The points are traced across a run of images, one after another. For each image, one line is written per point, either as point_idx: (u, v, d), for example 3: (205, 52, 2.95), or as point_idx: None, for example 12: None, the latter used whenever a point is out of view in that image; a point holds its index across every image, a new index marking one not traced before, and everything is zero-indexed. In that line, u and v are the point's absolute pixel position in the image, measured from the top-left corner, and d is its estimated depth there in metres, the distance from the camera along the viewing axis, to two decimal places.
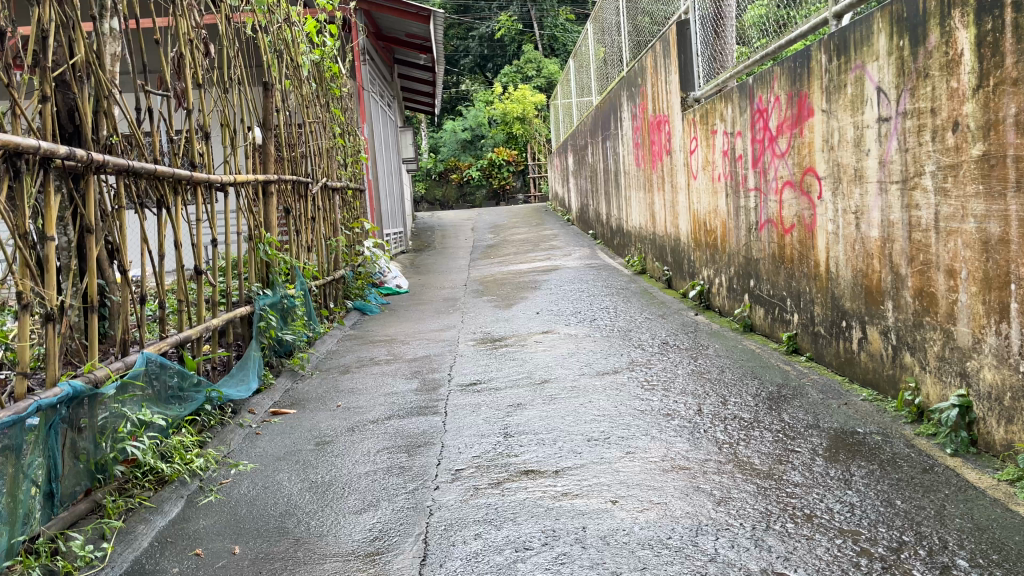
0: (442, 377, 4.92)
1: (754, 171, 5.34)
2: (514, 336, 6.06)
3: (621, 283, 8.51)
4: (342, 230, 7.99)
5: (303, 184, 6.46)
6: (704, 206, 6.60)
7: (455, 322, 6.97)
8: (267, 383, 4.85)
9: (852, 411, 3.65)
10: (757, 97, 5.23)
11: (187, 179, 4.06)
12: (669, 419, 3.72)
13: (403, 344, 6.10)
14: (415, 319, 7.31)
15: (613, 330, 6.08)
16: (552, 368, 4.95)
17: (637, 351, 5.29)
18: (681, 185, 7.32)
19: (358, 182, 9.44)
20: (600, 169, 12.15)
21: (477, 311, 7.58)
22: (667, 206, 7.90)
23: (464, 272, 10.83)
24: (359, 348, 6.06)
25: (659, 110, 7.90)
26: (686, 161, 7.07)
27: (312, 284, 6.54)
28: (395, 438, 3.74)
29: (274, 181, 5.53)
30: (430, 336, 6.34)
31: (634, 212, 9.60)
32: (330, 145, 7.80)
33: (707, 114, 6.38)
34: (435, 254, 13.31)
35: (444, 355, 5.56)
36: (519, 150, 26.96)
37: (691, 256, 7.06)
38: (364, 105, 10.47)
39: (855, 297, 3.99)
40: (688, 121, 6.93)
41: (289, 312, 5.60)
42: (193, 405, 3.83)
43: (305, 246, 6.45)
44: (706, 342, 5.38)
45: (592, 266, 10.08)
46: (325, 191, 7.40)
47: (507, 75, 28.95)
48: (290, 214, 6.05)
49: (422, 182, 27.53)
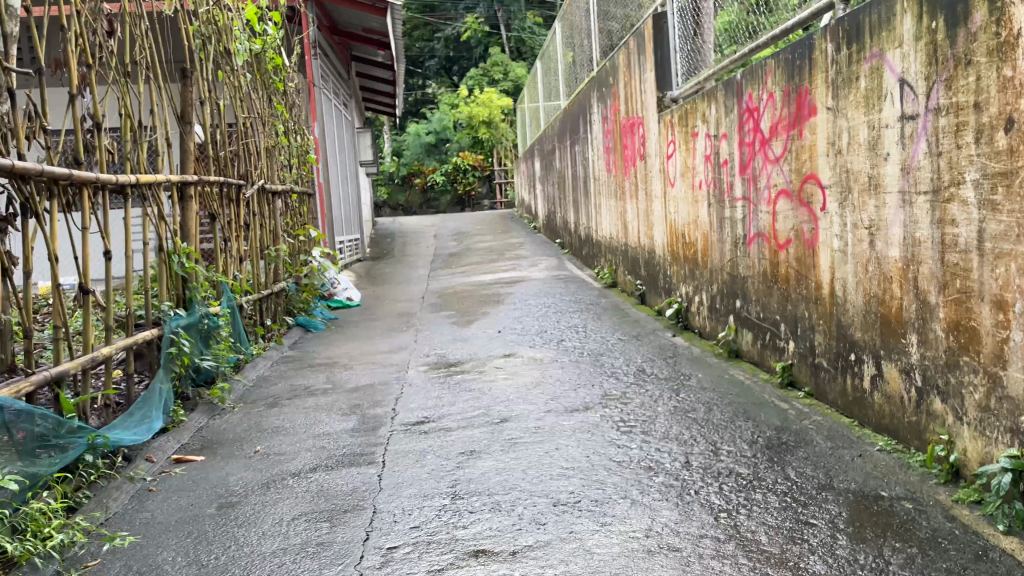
0: (385, 413, 4.23)
1: (741, 179, 4.75)
2: (472, 360, 5.38)
3: (591, 298, 7.91)
4: (284, 238, 7.27)
5: (235, 187, 5.74)
6: (682, 216, 6.00)
7: (407, 342, 6.27)
8: (176, 421, 4.12)
9: (870, 467, 3.04)
10: (745, 95, 4.65)
11: (68, 179, 3.33)
12: (652, 474, 3.08)
13: (346, 369, 5.38)
14: (363, 338, 6.59)
15: (583, 354, 5.43)
16: (513, 402, 4.29)
17: (610, 380, 4.65)
18: (656, 194, 6.72)
19: (307, 186, 8.71)
20: (569, 176, 11.54)
21: (434, 329, 6.88)
22: (641, 216, 7.31)
23: (423, 283, 10.13)
24: (295, 374, 5.34)
25: (632, 111, 7.30)
26: (662, 167, 6.48)
27: (245, 299, 5.81)
28: (318, 499, 3.04)
29: (195, 183, 4.80)
30: (378, 359, 5.63)
31: (605, 222, 8.99)
32: (272, 144, 7.07)
33: (686, 115, 5.79)
34: (393, 262, 12.60)
35: (391, 383, 4.87)
36: (485, 156, 26.31)
37: (668, 270, 6.46)
38: (315, 103, 9.76)
39: (867, 327, 3.40)
40: (665, 123, 6.34)
41: (209, 334, 4.86)
42: (67, 458, 3.10)
43: (236, 257, 5.72)
44: (687, 370, 4.77)
45: (560, 278, 9.47)
46: (264, 195, 6.66)
47: (474, 79, 28.32)
48: (217, 220, 5.32)
49: (385, 187, 26.76)
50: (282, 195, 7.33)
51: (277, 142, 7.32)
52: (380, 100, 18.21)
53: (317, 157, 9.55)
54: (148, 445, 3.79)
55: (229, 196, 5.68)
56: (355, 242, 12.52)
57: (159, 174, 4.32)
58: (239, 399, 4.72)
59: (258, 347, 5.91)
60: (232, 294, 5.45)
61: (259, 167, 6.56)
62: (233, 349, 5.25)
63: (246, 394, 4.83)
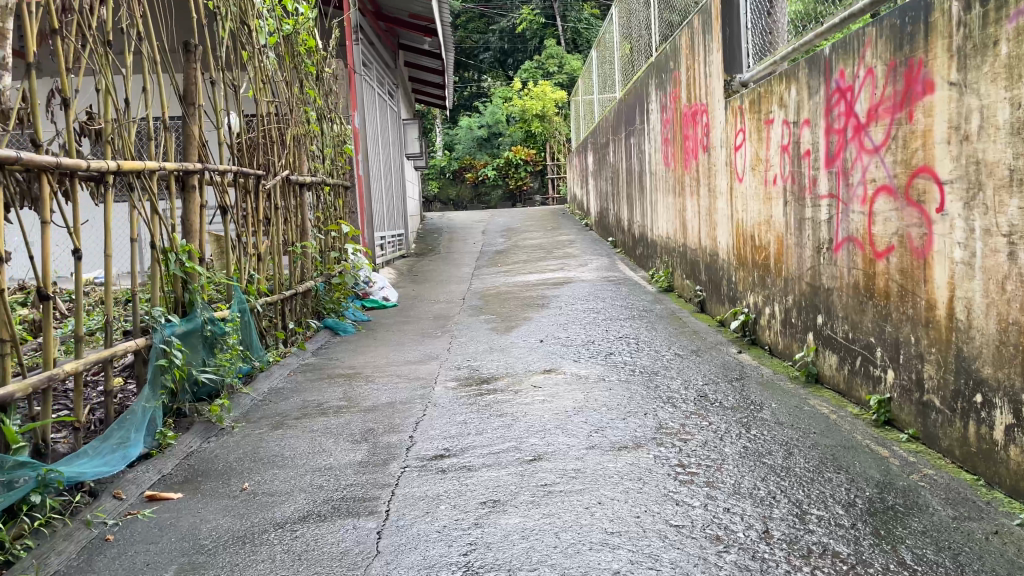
0: (401, 441, 3.63)
1: (828, 172, 4.01)
2: (507, 376, 4.75)
3: (644, 304, 7.21)
4: (313, 233, 6.75)
5: (251, 177, 5.22)
6: (751, 216, 5.26)
7: (439, 352, 5.66)
8: (162, 445, 3.59)
9: (1013, 552, 2.32)
10: (835, 72, 3.90)
11: (18, 163, 2.79)
12: (721, 549, 2.40)
13: (366, 382, 4.80)
14: (392, 344, 6.01)
15: (635, 373, 4.75)
16: (550, 432, 3.64)
17: (667, 407, 3.97)
18: (721, 190, 5.98)
19: (342, 178, 8.18)
20: (623, 170, 10.83)
21: (470, 335, 6.26)
22: (702, 215, 6.57)
23: (465, 282, 9.52)
24: (310, 387, 4.78)
25: (695, 98, 6.57)
26: (728, 160, 5.74)
27: (260, 301, 5.30)
28: (298, 565, 2.44)
29: (198, 171, 4.28)
30: (404, 371, 5.04)
31: (661, 220, 8.26)
32: (302, 132, 6.55)
33: (759, 100, 5.05)
34: (436, 259, 12.02)
35: (413, 402, 4.27)
36: (538, 150, 25.61)
37: (732, 275, 5.73)
38: (356, 90, 9.26)
39: (1002, 363, 2.66)
40: (733, 110, 5.60)
41: (213, 343, 4.33)
42: (6, 499, 2.55)
43: (251, 254, 5.21)
44: (758, 397, 4.06)
45: (611, 280, 8.79)
46: (289, 187, 6.14)
47: (528, 71, 27.64)
48: (228, 214, 4.80)
49: (434, 181, 26.27)
50: (312, 187, 6.80)
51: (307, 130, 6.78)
52: (429, 91, 17.67)
53: (355, 148, 9.04)
54: (121, 477, 3.26)
55: (244, 187, 5.16)
56: (398, 237, 11.99)
57: (152, 160, 3.79)
58: (241, 416, 4.19)
59: (275, 354, 5.39)
60: (244, 297, 4.92)
61: (284, 156, 6.04)
62: (242, 357, 4.70)
63: (251, 410, 4.29)
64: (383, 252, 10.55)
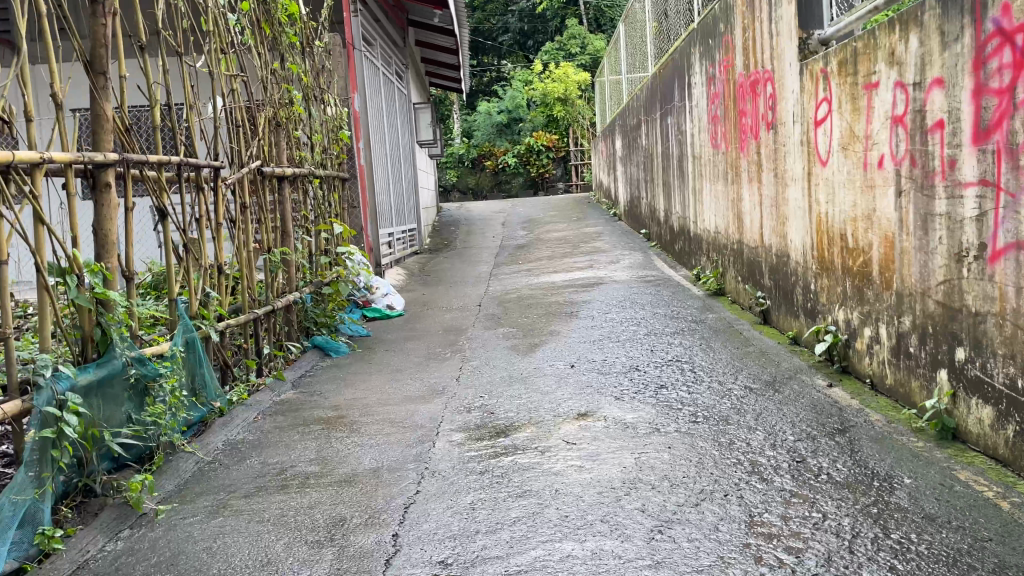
0: (381, 545, 2.54)
1: (981, 149, 2.85)
2: (530, 425, 3.64)
3: (692, 312, 6.07)
4: (297, 235, 5.69)
5: (204, 169, 4.15)
6: (842, 208, 4.11)
7: (445, 383, 4.56)
8: (47, 552, 2.59)
9: None
10: (993, 7, 2.74)
11: None
12: None
13: (348, 434, 3.71)
14: (389, 371, 4.91)
15: (698, 418, 3.62)
16: (594, 530, 2.53)
17: (755, 483, 2.84)
18: (794, 176, 4.81)
19: (337, 169, 7.10)
20: (657, 155, 9.64)
21: (485, 358, 5.15)
22: (765, 206, 5.41)
23: (482, 284, 8.41)
24: (276, 440, 3.71)
25: (757, 62, 5.38)
26: (805, 138, 4.57)
27: (221, 325, 4.24)
28: None
29: (112, 162, 3.22)
30: (398, 415, 3.94)
31: (708, 212, 7.10)
32: (281, 115, 5.47)
33: (855, 59, 3.88)
34: (452, 256, 10.93)
35: (405, 471, 3.18)
36: (561, 136, 24.37)
37: (812, 283, 4.57)
38: (356, 69, 8.18)
39: None
40: (812, 74, 4.42)
41: (140, 390, 3.27)
42: None
43: (205, 266, 4.16)
44: (881, 466, 2.92)
45: (648, 281, 7.66)
46: (262, 180, 5.07)
47: (549, 53, 26.38)
48: (168, 217, 3.74)
49: (453, 169, 25.10)
50: (295, 181, 5.72)
51: (290, 112, 5.70)
52: (445, 74, 16.55)
53: (354, 133, 7.94)
54: None
55: (195, 182, 4.09)
56: (409, 231, 10.94)
57: (31, 150, 2.74)
58: (174, 492, 3.15)
59: (241, 391, 4.33)
60: (192, 324, 3.86)
61: (256, 142, 4.96)
62: (185, 404, 3.65)
63: (191, 482, 3.24)
64: (391, 250, 9.50)
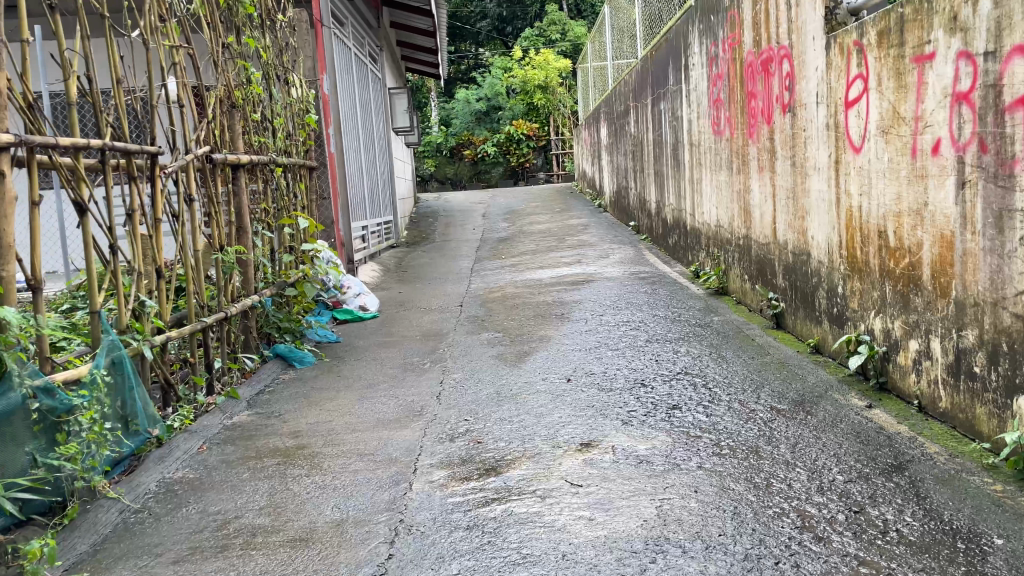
0: None
1: None
2: (525, 459, 3.06)
3: (695, 315, 5.54)
4: (256, 231, 5.07)
5: (137, 155, 3.52)
6: (880, 200, 3.57)
7: (424, 401, 3.98)
8: None
9: None
10: None
11: None
12: None
13: (307, 471, 3.11)
14: (360, 387, 4.33)
15: (723, 449, 3.07)
16: None
17: (810, 545, 2.29)
18: (816, 165, 4.27)
19: (304, 157, 6.46)
20: (648, 142, 9.10)
21: (469, 369, 4.57)
22: (779, 198, 4.88)
23: (463, 282, 7.83)
24: (221, 479, 3.10)
25: (771, 36, 4.82)
26: (832, 121, 4.03)
27: (160, 338, 3.62)
28: None
29: (6, 145, 2.59)
30: (368, 445, 3.35)
31: (708, 204, 6.56)
32: (237, 96, 4.84)
33: (900, 27, 3.33)
34: (429, 250, 10.31)
35: (375, 525, 2.60)
36: (541, 124, 23.84)
37: (839, 285, 4.04)
38: (324, 47, 7.53)
39: None
40: (841, 48, 3.87)
41: (50, 426, 2.66)
42: None
43: (139, 270, 3.53)
44: (960, 521, 2.39)
45: (641, 278, 7.12)
46: (213, 169, 4.44)
47: (528, 39, 25.77)
48: (89, 213, 3.12)
49: (430, 159, 24.37)
50: (254, 170, 5.09)
51: (248, 92, 5.07)
52: (422, 59, 15.85)
53: (324, 118, 7.30)
54: None
55: (126, 171, 3.46)
56: (384, 223, 10.30)
57: None
58: (85, 559, 2.54)
59: (185, 415, 3.70)
60: (120, 340, 3.24)
61: (204, 125, 4.33)
62: (111, 439, 3.03)
63: (110, 544, 2.63)
64: (365, 244, 8.88)
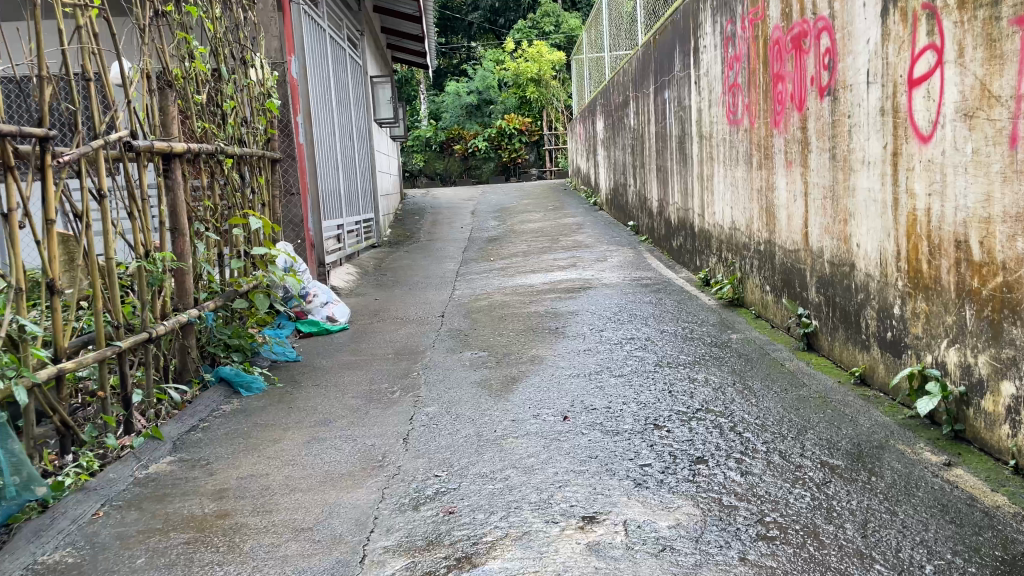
0: None
1: None
2: (512, 542, 2.32)
3: (709, 332, 4.80)
4: (198, 232, 4.29)
5: (18, 139, 2.74)
6: (959, 201, 2.83)
7: (387, 446, 3.23)
8: None
9: None
10: None
11: None
12: None
13: (222, 557, 2.35)
14: (311, 424, 3.58)
15: (772, 529, 2.33)
16: None
17: None
18: (866, 158, 3.53)
19: (264, 147, 5.69)
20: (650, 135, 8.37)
21: (446, 400, 3.81)
22: (813, 197, 4.14)
23: (446, 287, 7.08)
24: (106, 569, 2.34)
25: (807, 6, 4.08)
26: (888, 105, 3.30)
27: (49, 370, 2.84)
28: None
29: None
30: (307, 517, 2.59)
31: (721, 204, 5.82)
32: (174, 73, 4.07)
33: None
34: (412, 251, 9.55)
35: None
36: (533, 119, 23.12)
37: (896, 305, 3.31)
38: (293, 26, 6.74)
39: None
40: (903, 14, 3.14)
41: None
42: None
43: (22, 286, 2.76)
44: None
45: (643, 284, 6.40)
46: (138, 158, 3.67)
47: (520, 31, 25.00)
48: None
49: (419, 154, 23.27)
50: (196, 161, 4.32)
51: (190, 70, 4.30)
52: (409, 48, 15.03)
53: (292, 104, 6.52)
54: None
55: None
56: (363, 222, 9.51)
57: None
58: None
59: (85, 466, 2.94)
60: None
61: (126, 105, 3.56)
62: None
63: None
64: (340, 244, 8.10)
